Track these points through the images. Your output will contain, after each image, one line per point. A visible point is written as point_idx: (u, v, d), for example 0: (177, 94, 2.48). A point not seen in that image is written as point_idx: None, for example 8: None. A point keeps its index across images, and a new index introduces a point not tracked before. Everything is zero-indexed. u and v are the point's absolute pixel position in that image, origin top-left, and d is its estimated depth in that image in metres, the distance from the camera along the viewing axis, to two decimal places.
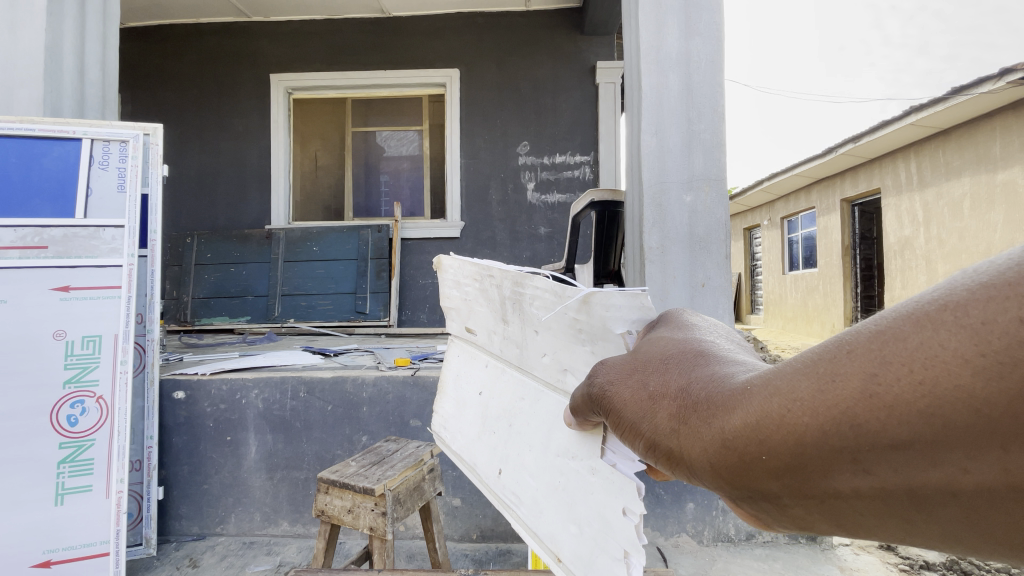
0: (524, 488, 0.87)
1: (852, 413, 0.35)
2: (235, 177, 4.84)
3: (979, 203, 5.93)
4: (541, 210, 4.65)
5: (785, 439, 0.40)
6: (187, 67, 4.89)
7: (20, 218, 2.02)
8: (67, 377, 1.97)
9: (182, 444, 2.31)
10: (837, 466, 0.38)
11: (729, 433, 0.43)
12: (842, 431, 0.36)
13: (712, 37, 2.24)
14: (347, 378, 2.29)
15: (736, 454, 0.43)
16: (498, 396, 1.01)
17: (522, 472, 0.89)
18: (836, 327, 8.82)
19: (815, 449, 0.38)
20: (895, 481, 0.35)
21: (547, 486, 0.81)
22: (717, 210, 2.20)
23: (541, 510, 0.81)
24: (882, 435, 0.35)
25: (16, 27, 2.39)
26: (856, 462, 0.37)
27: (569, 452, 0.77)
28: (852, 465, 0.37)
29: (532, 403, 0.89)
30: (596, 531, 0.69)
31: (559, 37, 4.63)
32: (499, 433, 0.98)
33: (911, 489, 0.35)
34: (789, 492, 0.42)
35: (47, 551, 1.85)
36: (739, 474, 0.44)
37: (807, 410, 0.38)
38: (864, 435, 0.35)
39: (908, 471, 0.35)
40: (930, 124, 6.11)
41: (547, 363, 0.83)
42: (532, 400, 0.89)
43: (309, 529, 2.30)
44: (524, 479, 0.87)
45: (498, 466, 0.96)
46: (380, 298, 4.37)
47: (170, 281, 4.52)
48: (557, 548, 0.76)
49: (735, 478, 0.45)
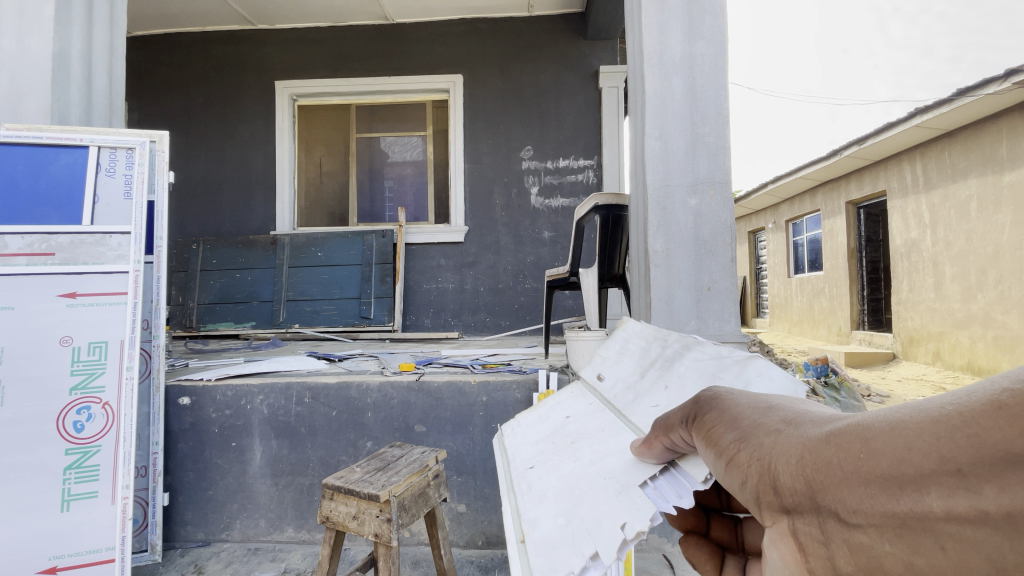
0: (539, 487, 0.67)
1: (971, 416, 0.32)
2: (241, 183, 4.87)
3: (985, 205, 5.89)
4: (545, 215, 4.65)
5: (885, 441, 0.36)
6: (192, 74, 4.93)
7: (27, 225, 2.03)
8: (73, 384, 1.97)
9: (188, 450, 2.31)
10: (931, 478, 0.33)
11: (833, 432, 0.41)
12: (951, 433, 0.32)
13: (716, 40, 2.24)
14: (352, 384, 2.28)
15: (825, 453, 0.40)
16: (586, 422, 0.79)
17: (553, 470, 0.69)
18: (842, 330, 8.76)
19: (916, 455, 0.34)
20: (992, 503, 0.29)
21: (566, 484, 0.62)
22: (722, 213, 2.20)
23: (544, 497, 0.63)
24: (990, 442, 0.30)
25: (24, 35, 2.41)
26: (957, 475, 0.32)
27: (612, 470, 0.58)
28: (952, 479, 0.32)
29: (610, 436, 0.68)
30: (580, 529, 0.51)
31: (562, 41, 4.64)
32: (547, 451, 0.77)
33: (1011, 516, 0.28)
34: (866, 508, 0.36)
35: (53, 557, 1.85)
36: (815, 477, 0.40)
37: (925, 416, 0.35)
38: (969, 438, 0.31)
39: (1015, 496, 0.28)
40: (936, 125, 6.08)
41: (650, 415, 0.63)
42: (613, 435, 0.69)
43: (314, 535, 2.29)
44: (548, 474, 0.68)
45: (530, 462, 0.75)
46: (384, 303, 4.38)
47: (176, 287, 4.54)
48: (529, 526, 0.59)
49: (808, 482, 0.41)
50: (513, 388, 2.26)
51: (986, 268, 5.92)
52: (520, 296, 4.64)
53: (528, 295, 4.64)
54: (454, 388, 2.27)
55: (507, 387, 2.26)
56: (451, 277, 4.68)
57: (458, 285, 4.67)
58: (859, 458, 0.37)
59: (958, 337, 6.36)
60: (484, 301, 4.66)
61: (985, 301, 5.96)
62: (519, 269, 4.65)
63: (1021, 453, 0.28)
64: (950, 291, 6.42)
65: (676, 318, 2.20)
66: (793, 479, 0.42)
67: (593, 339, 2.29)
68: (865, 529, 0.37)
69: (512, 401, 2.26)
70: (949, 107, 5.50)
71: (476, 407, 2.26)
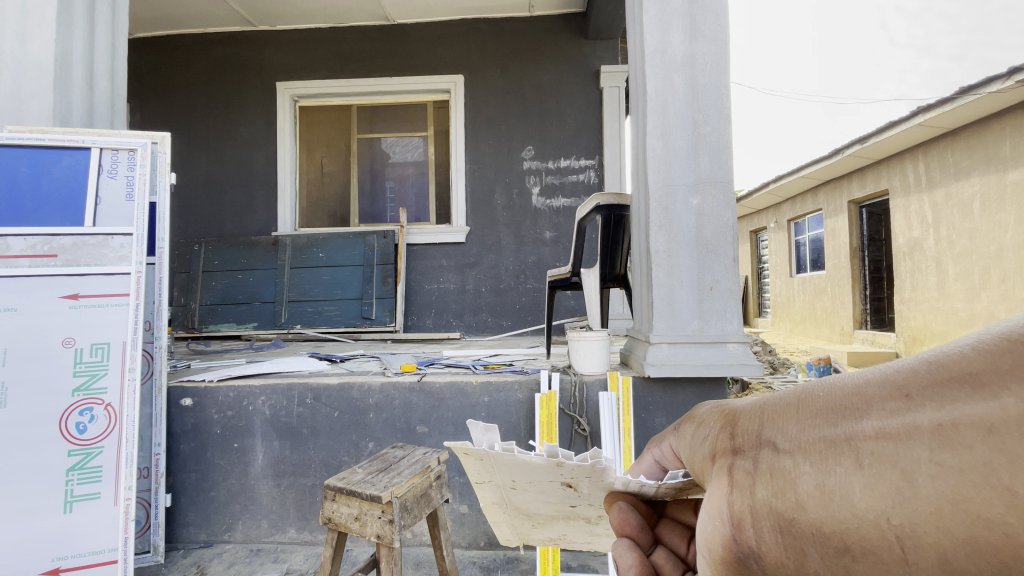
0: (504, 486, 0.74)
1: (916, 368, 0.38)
2: (242, 185, 4.87)
3: (989, 204, 5.87)
4: (546, 215, 4.64)
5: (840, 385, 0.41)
6: (194, 76, 4.94)
7: (30, 227, 2.04)
8: (76, 385, 1.97)
9: (190, 451, 2.32)
10: (874, 407, 0.37)
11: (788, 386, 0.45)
12: (902, 377, 0.38)
13: (718, 39, 2.23)
14: (353, 385, 2.28)
15: (780, 400, 0.44)
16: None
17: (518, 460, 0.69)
18: (845, 329, 8.74)
19: (865, 393, 0.39)
20: (928, 419, 0.34)
21: None
22: (724, 212, 2.19)
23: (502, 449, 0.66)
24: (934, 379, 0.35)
25: (25, 37, 2.41)
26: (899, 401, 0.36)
27: None
28: (896, 401, 0.36)
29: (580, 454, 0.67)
30: None
31: (563, 41, 4.64)
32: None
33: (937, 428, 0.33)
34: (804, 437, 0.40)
35: (56, 558, 1.86)
36: (775, 416, 0.43)
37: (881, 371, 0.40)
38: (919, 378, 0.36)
39: (953, 408, 0.33)
40: (939, 124, 6.05)
41: None
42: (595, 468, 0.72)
43: (317, 536, 2.29)
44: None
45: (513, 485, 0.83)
46: (386, 303, 4.39)
47: (178, 288, 4.55)
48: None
49: (768, 420, 0.44)
50: (515, 389, 2.26)
51: (989, 267, 5.89)
52: (522, 297, 4.63)
53: (529, 295, 4.63)
54: (455, 389, 2.26)
55: (509, 388, 2.26)
56: (453, 277, 4.67)
57: (459, 285, 4.67)
58: (819, 397, 0.41)
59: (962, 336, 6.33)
60: (486, 302, 4.65)
61: (988, 300, 5.93)
62: (520, 270, 4.65)
63: (972, 376, 0.33)
64: (953, 290, 6.39)
65: (678, 318, 2.20)
66: (755, 422, 0.45)
67: (596, 340, 2.29)
68: (802, 458, 0.39)
69: (514, 401, 2.26)
70: (951, 105, 5.48)
71: (477, 408, 2.26)
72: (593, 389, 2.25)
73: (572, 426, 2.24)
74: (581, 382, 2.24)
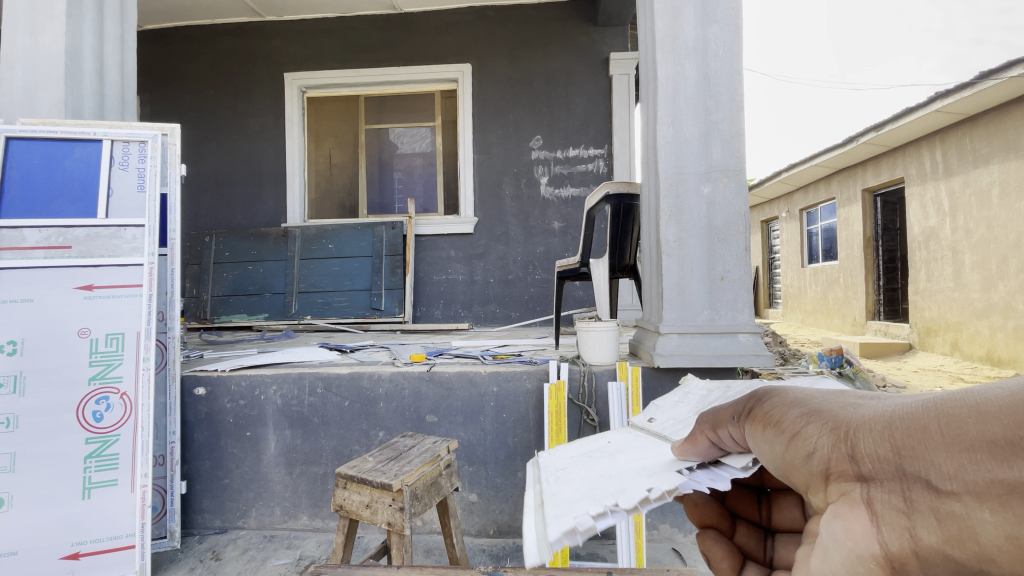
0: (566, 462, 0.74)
1: None
2: (252, 177, 4.88)
3: (1008, 191, 5.72)
4: (555, 205, 4.61)
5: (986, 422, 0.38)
6: (203, 67, 4.95)
7: (44, 218, 2.07)
8: (91, 374, 2.01)
9: (204, 439, 2.35)
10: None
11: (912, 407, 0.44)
12: None
13: (730, 24, 2.18)
14: (363, 374, 2.30)
15: (907, 423, 0.43)
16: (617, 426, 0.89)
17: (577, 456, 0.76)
18: (857, 320, 8.65)
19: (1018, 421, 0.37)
20: None
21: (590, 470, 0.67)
22: (736, 201, 2.16)
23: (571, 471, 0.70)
24: None
25: (36, 29, 2.43)
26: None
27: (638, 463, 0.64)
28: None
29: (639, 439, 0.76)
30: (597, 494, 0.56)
31: (572, 28, 4.58)
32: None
33: None
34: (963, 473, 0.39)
35: (76, 543, 1.91)
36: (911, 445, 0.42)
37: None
38: None
39: None
40: (957, 110, 5.92)
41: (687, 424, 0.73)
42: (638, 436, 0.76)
43: (329, 524, 2.32)
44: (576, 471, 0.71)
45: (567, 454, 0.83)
46: (395, 294, 4.40)
47: (190, 279, 4.61)
48: (551, 494, 0.60)
49: (904, 450, 0.42)
50: (524, 378, 2.26)
51: (1007, 257, 5.73)
52: (530, 288, 4.62)
53: (537, 286, 4.62)
54: (464, 379, 2.27)
55: (518, 377, 2.26)
56: (461, 268, 4.67)
57: (468, 276, 4.67)
58: (957, 426, 0.40)
59: (977, 327, 6.22)
60: (494, 293, 4.65)
61: (1005, 291, 5.78)
62: (529, 260, 4.63)
63: None
64: (969, 281, 6.27)
65: (688, 308, 2.18)
66: (889, 452, 0.43)
67: (604, 330, 2.27)
68: (961, 492, 0.39)
69: (523, 391, 2.26)
70: (970, 90, 5.36)
71: (486, 398, 2.27)
72: (603, 378, 2.24)
73: (581, 416, 2.23)
74: (590, 372, 2.22)
